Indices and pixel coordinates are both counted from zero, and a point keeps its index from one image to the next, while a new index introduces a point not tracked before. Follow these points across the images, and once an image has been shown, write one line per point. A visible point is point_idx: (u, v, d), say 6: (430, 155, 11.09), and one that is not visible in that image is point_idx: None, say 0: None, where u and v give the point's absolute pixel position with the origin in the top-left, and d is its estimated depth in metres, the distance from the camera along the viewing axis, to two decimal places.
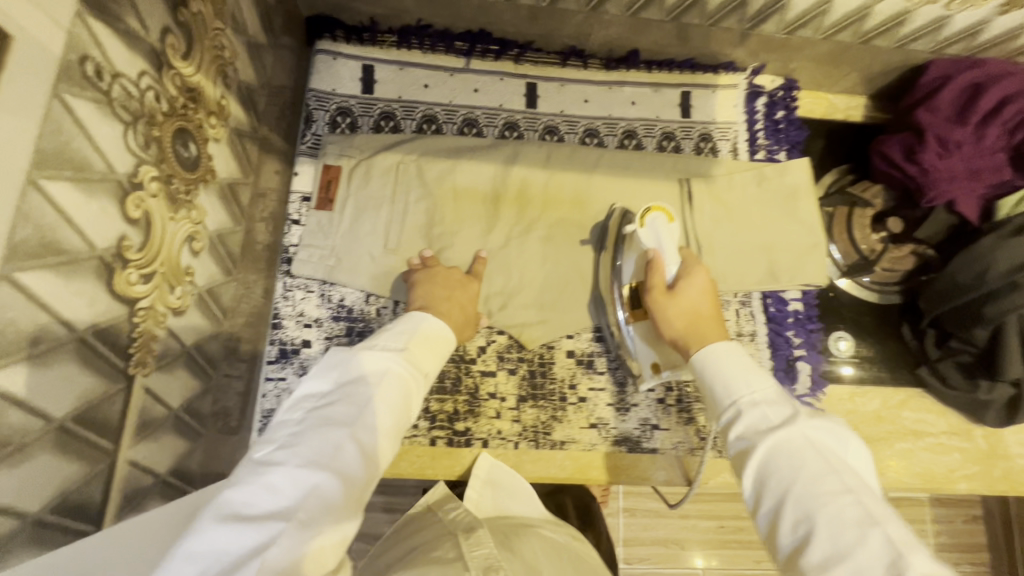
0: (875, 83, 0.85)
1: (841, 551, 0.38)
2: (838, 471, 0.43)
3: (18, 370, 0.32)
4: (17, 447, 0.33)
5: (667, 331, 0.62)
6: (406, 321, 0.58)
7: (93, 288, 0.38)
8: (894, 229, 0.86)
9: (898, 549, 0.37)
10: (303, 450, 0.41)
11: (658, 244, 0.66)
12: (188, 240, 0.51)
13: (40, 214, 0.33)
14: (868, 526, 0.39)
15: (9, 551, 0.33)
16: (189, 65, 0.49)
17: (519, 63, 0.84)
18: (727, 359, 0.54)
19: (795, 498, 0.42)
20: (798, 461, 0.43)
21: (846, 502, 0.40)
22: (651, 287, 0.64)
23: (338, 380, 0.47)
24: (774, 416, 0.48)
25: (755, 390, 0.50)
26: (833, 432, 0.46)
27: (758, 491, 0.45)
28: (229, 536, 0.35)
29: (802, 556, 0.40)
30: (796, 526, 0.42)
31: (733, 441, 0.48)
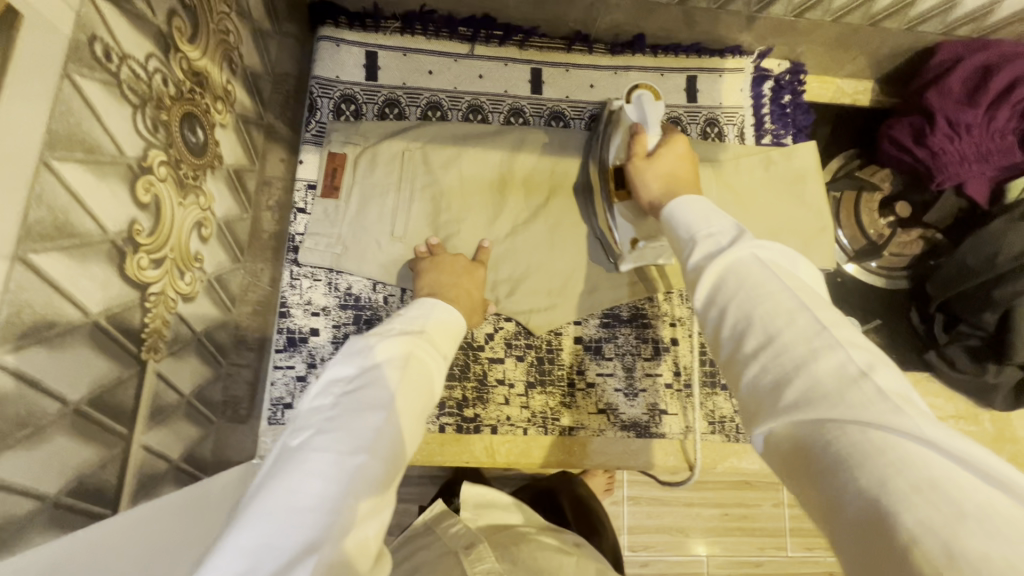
0: (883, 66, 0.84)
1: (774, 342, 0.34)
2: (783, 277, 0.38)
3: (35, 352, 0.32)
4: (35, 430, 0.33)
5: (645, 194, 0.62)
6: (420, 306, 0.58)
7: (105, 271, 0.38)
8: (902, 214, 0.85)
9: (830, 331, 0.33)
10: (342, 435, 0.40)
11: (642, 118, 0.66)
12: (197, 226, 0.51)
13: (53, 196, 0.33)
14: (803, 313, 0.35)
15: (29, 532, 0.33)
16: (195, 48, 0.48)
17: (524, 48, 0.83)
18: (693, 204, 0.48)
19: (737, 303, 0.38)
20: (744, 271, 0.39)
21: (786, 296, 0.36)
22: (631, 155, 0.64)
23: (364, 364, 0.46)
24: (726, 240, 0.43)
25: (712, 224, 0.45)
26: (787, 252, 0.41)
27: (706, 306, 0.40)
28: (279, 530, 0.34)
29: (739, 353, 0.36)
30: (735, 325, 0.37)
31: (688, 267, 0.44)
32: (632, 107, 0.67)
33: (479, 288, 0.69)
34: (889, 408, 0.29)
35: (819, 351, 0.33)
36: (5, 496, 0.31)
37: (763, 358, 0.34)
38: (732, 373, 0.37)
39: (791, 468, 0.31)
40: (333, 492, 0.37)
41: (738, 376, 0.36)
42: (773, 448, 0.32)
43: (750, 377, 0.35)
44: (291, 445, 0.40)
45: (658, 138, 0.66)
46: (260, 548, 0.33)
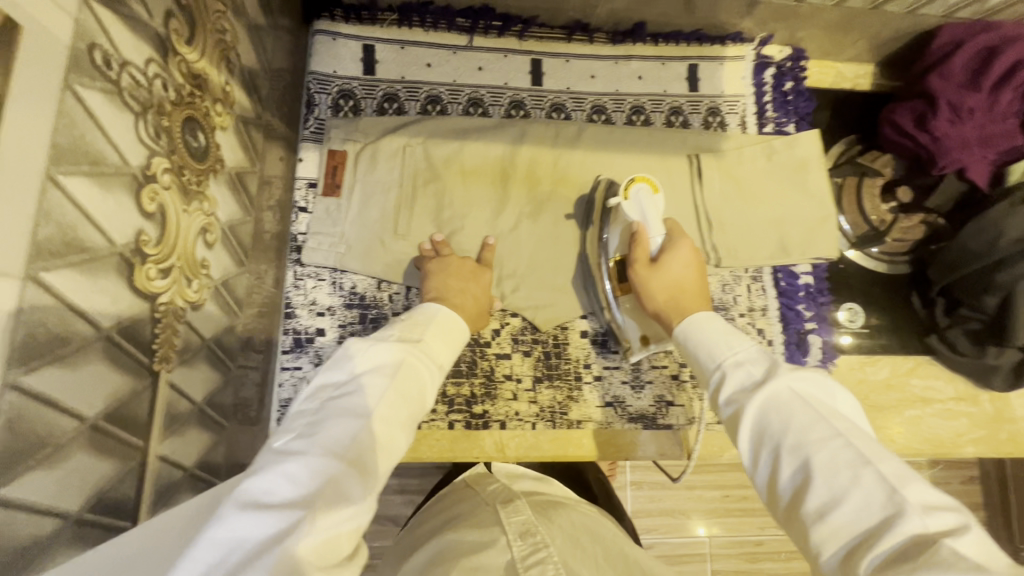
0: (884, 50, 0.84)
1: (840, 499, 0.36)
2: (830, 418, 0.41)
3: (50, 372, 0.32)
4: (54, 449, 0.32)
5: (650, 305, 0.63)
6: (421, 311, 0.58)
7: (115, 285, 0.37)
8: (903, 199, 0.86)
9: (897, 490, 0.35)
10: (319, 438, 0.41)
11: (642, 218, 0.66)
12: (201, 232, 0.50)
13: (60, 211, 0.32)
14: (864, 468, 0.37)
15: (52, 550, 0.33)
16: (193, 50, 0.47)
17: (523, 38, 0.82)
18: (709, 324, 0.54)
19: (789, 448, 0.40)
20: (788, 413, 0.42)
21: (839, 447, 0.38)
22: (634, 260, 0.64)
23: (354, 371, 0.47)
24: (758, 371, 0.46)
25: (737, 351, 0.49)
26: (821, 384, 0.44)
27: (753, 447, 0.43)
28: (246, 524, 0.35)
29: (800, 507, 0.38)
30: (793, 474, 0.39)
31: (722, 404, 0.47)
32: (630, 204, 0.66)
33: (485, 289, 0.69)
34: (969, 565, 0.30)
35: (889, 513, 0.34)
36: (27, 517, 0.31)
37: (830, 517, 0.36)
38: (796, 529, 0.38)
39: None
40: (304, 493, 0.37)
41: (805, 534, 0.37)
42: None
43: (820, 533, 0.36)
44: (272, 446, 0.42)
45: (662, 238, 0.66)
46: (228, 542, 0.34)
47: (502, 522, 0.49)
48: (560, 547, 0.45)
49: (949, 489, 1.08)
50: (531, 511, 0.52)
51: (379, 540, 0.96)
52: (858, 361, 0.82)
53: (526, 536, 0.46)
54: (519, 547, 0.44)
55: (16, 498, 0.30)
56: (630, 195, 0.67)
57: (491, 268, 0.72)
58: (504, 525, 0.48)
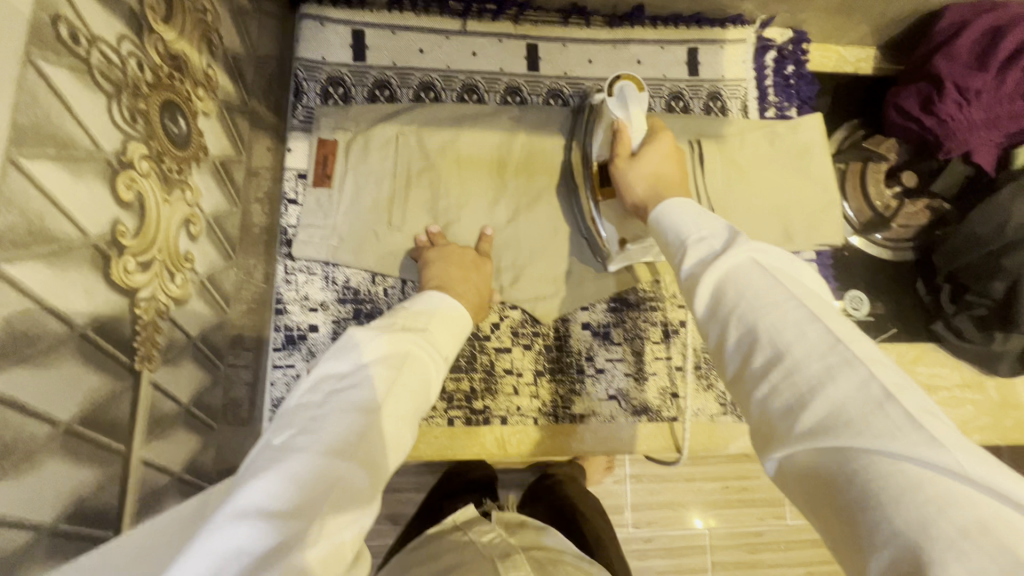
0: (888, 32, 0.82)
1: (783, 357, 0.32)
2: (786, 283, 0.36)
3: (16, 374, 0.29)
4: (24, 456, 0.30)
5: (630, 199, 0.59)
6: (424, 299, 0.56)
7: (90, 279, 0.35)
8: (907, 184, 0.84)
9: (840, 341, 0.32)
10: (322, 434, 0.38)
11: (625, 115, 0.61)
12: (184, 224, 0.47)
13: (25, 198, 0.29)
14: (812, 324, 0.33)
15: (25, 565, 0.30)
16: (170, 29, 0.44)
17: (519, 22, 0.79)
18: (681, 206, 0.47)
19: (738, 314, 0.36)
20: (743, 280, 0.37)
21: (790, 307, 0.34)
22: (615, 156, 0.61)
23: (359, 361, 0.44)
24: (720, 244, 0.41)
25: (704, 228, 0.43)
26: (787, 257, 0.39)
27: (707, 313, 0.38)
28: (248, 533, 0.31)
29: (745, 370, 0.34)
30: (739, 338, 0.35)
31: (680, 277, 0.42)
32: (614, 100, 0.61)
33: (486, 280, 0.67)
34: (923, 436, 0.27)
35: (835, 368, 0.31)
36: None
37: (772, 375, 0.32)
38: (739, 389, 0.35)
39: (810, 494, 0.29)
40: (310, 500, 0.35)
41: (746, 394, 0.34)
42: (791, 473, 0.30)
43: (761, 393, 0.33)
44: (274, 442, 0.38)
45: (644, 135, 0.62)
46: (227, 555, 0.30)
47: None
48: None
49: None
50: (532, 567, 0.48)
51: (377, 541, 0.94)
52: None
53: None
54: None
55: None
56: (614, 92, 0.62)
57: (490, 259, 0.71)
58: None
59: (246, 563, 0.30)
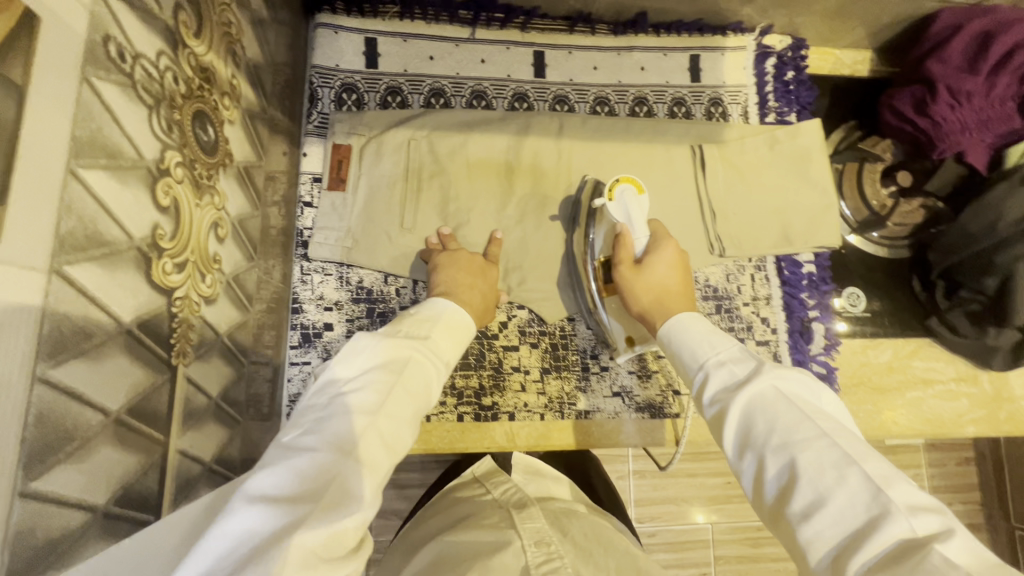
0: (882, 36, 0.84)
1: (825, 500, 0.37)
2: (815, 420, 0.42)
3: (75, 365, 0.32)
4: (82, 442, 0.32)
5: (636, 306, 0.63)
6: (424, 306, 0.58)
7: (134, 280, 0.37)
8: (903, 183, 0.87)
9: (877, 486, 0.36)
10: (326, 433, 0.40)
11: (626, 220, 0.67)
12: (213, 227, 0.50)
13: (81, 204, 0.32)
14: (849, 468, 0.38)
15: (82, 543, 0.33)
16: (201, 43, 0.47)
17: (525, 30, 0.82)
18: (696, 324, 0.56)
19: (774, 450, 0.41)
20: (772, 413, 0.43)
21: (824, 447, 0.39)
22: (618, 262, 0.65)
23: (364, 366, 0.46)
24: (742, 371, 0.48)
25: (719, 351, 0.51)
26: (809, 388, 0.45)
27: (740, 446, 0.44)
28: (256, 517, 0.33)
29: (787, 507, 0.39)
30: (779, 475, 0.40)
31: (706, 401, 0.49)
32: (615, 206, 0.67)
33: (490, 287, 0.69)
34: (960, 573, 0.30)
35: (874, 516, 0.35)
36: (59, 510, 0.31)
37: (815, 517, 0.37)
38: (784, 528, 0.39)
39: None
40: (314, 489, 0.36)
41: (791, 533, 0.38)
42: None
43: (807, 533, 0.37)
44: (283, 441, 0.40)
45: (645, 243, 0.66)
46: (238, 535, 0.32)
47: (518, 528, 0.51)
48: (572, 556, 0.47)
49: (945, 472, 1.08)
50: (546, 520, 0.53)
51: (388, 534, 0.97)
52: (861, 344, 0.83)
53: (540, 545, 0.48)
54: (533, 553, 0.46)
55: (47, 491, 0.30)
56: (614, 197, 0.67)
57: (496, 262, 0.73)
58: (518, 530, 0.50)
59: (254, 541, 0.32)
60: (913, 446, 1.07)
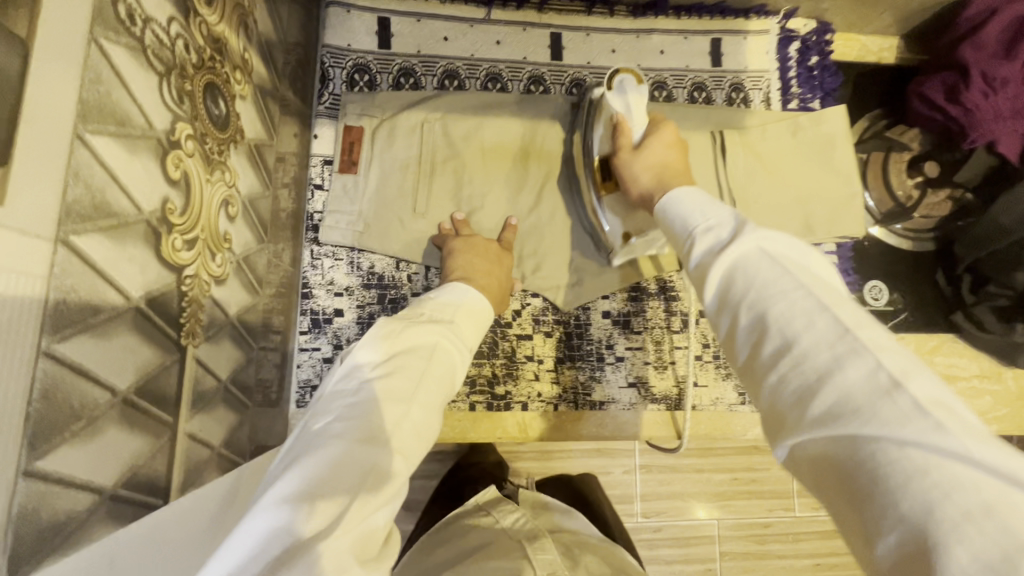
0: (911, 21, 0.81)
1: (793, 349, 0.32)
2: (794, 271, 0.35)
3: (82, 341, 0.30)
4: (88, 422, 0.31)
5: (635, 189, 0.59)
6: (449, 291, 0.56)
7: (142, 254, 0.36)
8: (930, 173, 0.84)
9: (847, 330, 0.31)
10: (361, 421, 0.37)
11: (625, 108, 0.62)
12: (223, 205, 0.48)
13: (89, 172, 0.30)
14: (822, 314, 0.32)
15: (88, 528, 0.32)
16: (212, 12, 0.45)
17: (543, 11, 0.80)
18: (690, 196, 0.47)
19: (747, 304, 0.35)
20: (752, 269, 0.36)
21: (798, 296, 0.33)
22: (618, 149, 0.62)
23: (393, 350, 0.43)
24: (729, 231, 0.40)
25: (710, 217, 0.43)
26: (795, 243, 0.38)
27: (716, 303, 0.38)
28: (287, 514, 0.31)
29: (756, 361, 0.34)
30: (749, 329, 0.35)
31: (690, 268, 0.41)
32: (615, 95, 0.62)
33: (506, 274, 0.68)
34: (928, 423, 0.26)
35: (844, 358, 0.30)
36: (65, 492, 0.30)
37: (782, 367, 0.32)
38: (751, 380, 0.35)
39: (819, 479, 0.29)
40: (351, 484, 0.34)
41: (758, 384, 0.34)
42: (799, 458, 0.30)
43: (772, 383, 0.32)
44: (313, 430, 0.37)
45: (645, 128, 0.63)
46: (269, 535, 0.30)
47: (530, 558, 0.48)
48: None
49: None
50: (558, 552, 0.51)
51: None
52: None
53: None
54: None
55: (53, 471, 0.28)
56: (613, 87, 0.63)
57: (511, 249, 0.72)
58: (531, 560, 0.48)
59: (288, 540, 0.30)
60: None
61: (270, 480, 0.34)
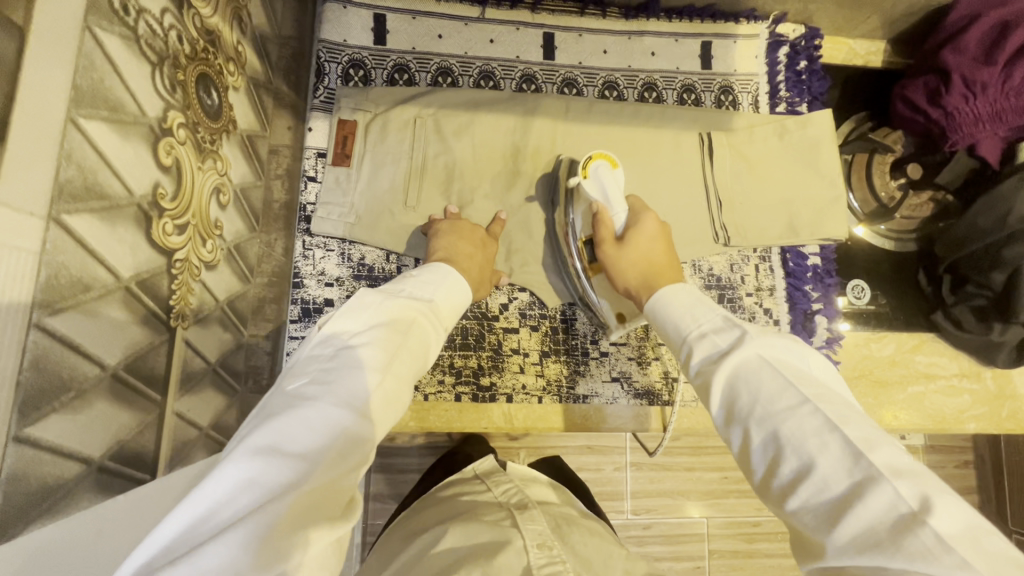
0: (897, 26, 0.83)
1: (812, 471, 0.37)
2: (798, 383, 0.41)
3: (71, 316, 0.32)
4: (77, 393, 0.33)
5: (621, 283, 0.63)
6: (428, 270, 0.57)
7: (133, 235, 0.37)
8: (912, 176, 0.85)
9: (861, 453, 0.36)
10: (337, 385, 0.39)
11: (603, 197, 0.67)
12: (215, 192, 0.49)
13: (81, 153, 0.32)
14: (832, 433, 0.38)
15: (75, 496, 0.33)
16: (207, 6, 0.46)
17: (536, 12, 0.82)
18: (676, 295, 0.54)
19: (760, 420, 0.41)
20: (758, 382, 0.42)
21: (807, 414, 0.39)
22: (601, 240, 0.65)
23: (371, 322, 0.45)
24: (724, 341, 0.47)
25: (701, 322, 0.50)
26: (789, 347, 0.45)
27: (728, 412, 0.44)
28: (259, 467, 0.32)
29: (773, 480, 0.39)
30: (766, 446, 0.40)
31: (692, 374, 0.48)
32: (591, 182, 0.67)
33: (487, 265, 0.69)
34: (953, 559, 0.30)
35: (863, 486, 0.35)
36: (53, 459, 0.31)
37: (803, 489, 0.37)
38: (772, 500, 0.39)
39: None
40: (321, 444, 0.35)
41: (778, 504, 0.39)
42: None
43: (796, 505, 0.37)
44: (287, 390, 0.38)
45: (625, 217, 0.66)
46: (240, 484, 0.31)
47: (519, 528, 0.53)
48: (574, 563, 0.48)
49: (943, 473, 1.08)
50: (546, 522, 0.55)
51: (381, 516, 0.97)
52: (864, 338, 0.82)
53: (542, 547, 0.49)
54: (536, 555, 0.48)
55: (42, 438, 0.30)
56: (588, 173, 0.67)
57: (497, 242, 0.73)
58: (521, 530, 0.52)
59: (258, 496, 0.31)
60: (913, 446, 1.07)
61: (243, 431, 0.36)
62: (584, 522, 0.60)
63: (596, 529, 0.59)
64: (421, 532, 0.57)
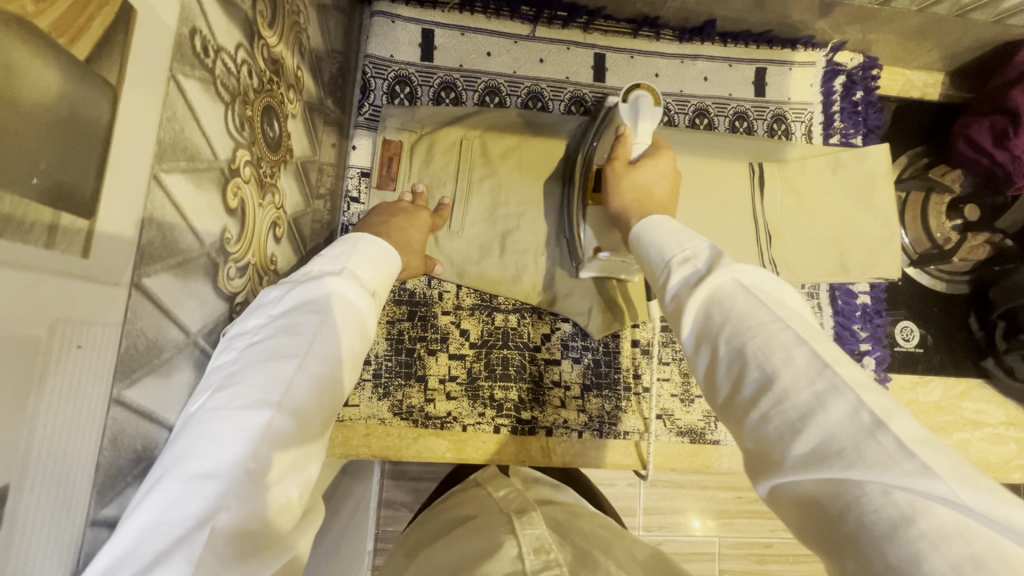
0: (958, 59, 0.80)
1: (774, 385, 0.34)
2: (771, 304, 0.38)
3: (148, 383, 0.30)
4: (149, 461, 0.31)
5: (614, 202, 0.61)
6: (341, 243, 0.46)
7: (202, 287, 0.36)
8: (970, 217, 0.84)
9: (827, 364, 0.33)
10: (244, 387, 0.33)
11: (632, 122, 0.63)
12: (272, 227, 0.48)
13: (162, 211, 0.30)
14: (800, 347, 0.34)
15: None
16: (273, 34, 0.44)
17: (588, 31, 0.79)
18: (660, 224, 0.50)
19: (728, 340, 0.37)
20: (729, 302, 0.39)
21: (777, 330, 0.36)
22: (615, 157, 0.63)
23: (276, 314, 0.38)
24: (703, 264, 0.43)
25: (687, 247, 0.45)
26: (769, 275, 0.41)
27: (698, 336, 0.40)
28: (164, 503, 0.28)
29: (738, 397, 0.36)
30: (732, 365, 0.37)
31: (667, 299, 0.44)
32: (628, 106, 0.63)
33: (423, 232, 0.66)
34: (913, 465, 0.28)
35: (825, 397, 0.32)
36: None
37: (764, 403, 0.34)
38: (733, 416, 0.37)
39: (801, 521, 0.31)
40: (240, 457, 0.30)
41: (741, 419, 0.35)
42: (784, 498, 0.32)
43: (756, 419, 0.34)
44: (190, 409, 0.33)
45: (646, 148, 0.63)
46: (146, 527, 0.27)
47: (516, 533, 0.48)
48: (571, 564, 0.43)
49: None
50: (546, 526, 0.50)
51: (394, 524, 0.92)
52: (910, 381, 0.80)
53: (539, 552, 0.44)
54: (531, 562, 0.42)
55: (116, 516, 0.29)
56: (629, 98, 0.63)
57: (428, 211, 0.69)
58: (517, 537, 0.47)
59: (166, 539, 0.27)
60: None
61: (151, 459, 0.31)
62: (597, 525, 0.56)
63: (611, 531, 0.54)
64: (422, 547, 0.54)
